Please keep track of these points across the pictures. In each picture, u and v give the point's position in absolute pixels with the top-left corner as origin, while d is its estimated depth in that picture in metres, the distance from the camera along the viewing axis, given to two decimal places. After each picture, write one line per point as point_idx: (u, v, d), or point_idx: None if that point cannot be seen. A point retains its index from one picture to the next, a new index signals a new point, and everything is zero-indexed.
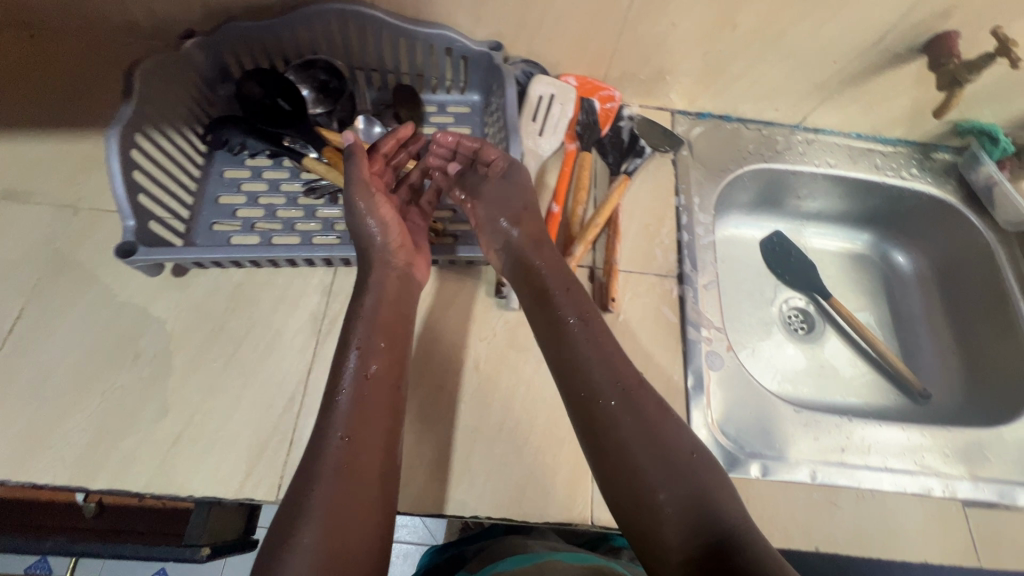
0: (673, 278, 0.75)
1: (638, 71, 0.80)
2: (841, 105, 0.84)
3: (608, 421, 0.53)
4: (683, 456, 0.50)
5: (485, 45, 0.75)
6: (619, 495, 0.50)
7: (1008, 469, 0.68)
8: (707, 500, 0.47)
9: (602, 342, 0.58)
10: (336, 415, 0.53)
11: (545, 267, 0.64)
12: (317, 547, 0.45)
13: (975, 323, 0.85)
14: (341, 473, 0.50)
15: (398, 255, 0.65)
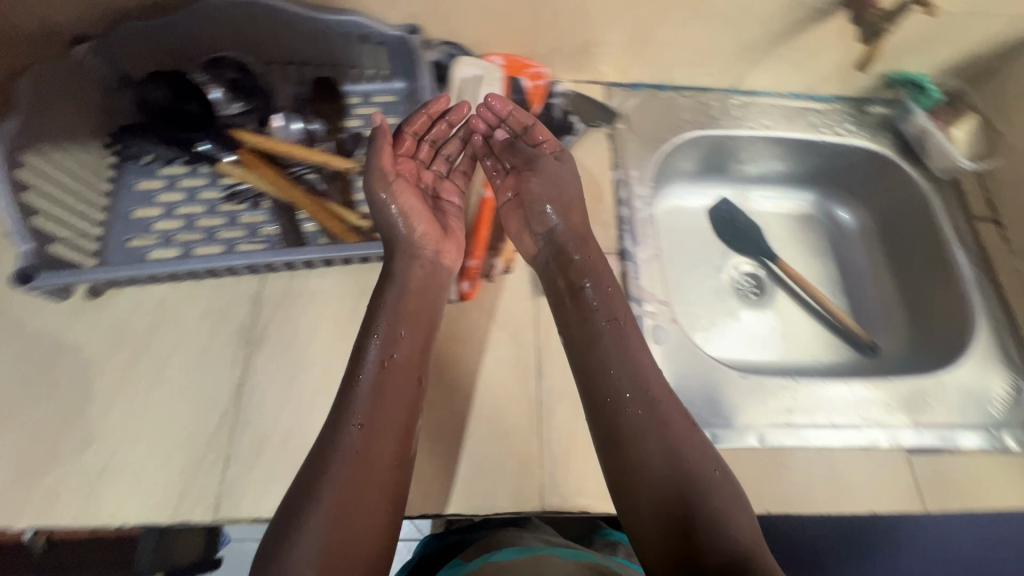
0: (614, 255, 0.74)
1: (564, 46, 0.78)
2: (771, 66, 0.83)
3: (636, 428, 0.56)
4: (705, 478, 0.53)
5: (401, 29, 0.71)
6: (635, 489, 0.54)
7: (947, 413, 0.70)
8: (720, 521, 0.51)
9: (630, 350, 0.61)
10: (354, 399, 0.55)
11: (584, 262, 0.68)
12: (321, 535, 0.47)
13: (918, 273, 0.86)
14: (355, 461, 0.51)
15: (427, 241, 0.66)
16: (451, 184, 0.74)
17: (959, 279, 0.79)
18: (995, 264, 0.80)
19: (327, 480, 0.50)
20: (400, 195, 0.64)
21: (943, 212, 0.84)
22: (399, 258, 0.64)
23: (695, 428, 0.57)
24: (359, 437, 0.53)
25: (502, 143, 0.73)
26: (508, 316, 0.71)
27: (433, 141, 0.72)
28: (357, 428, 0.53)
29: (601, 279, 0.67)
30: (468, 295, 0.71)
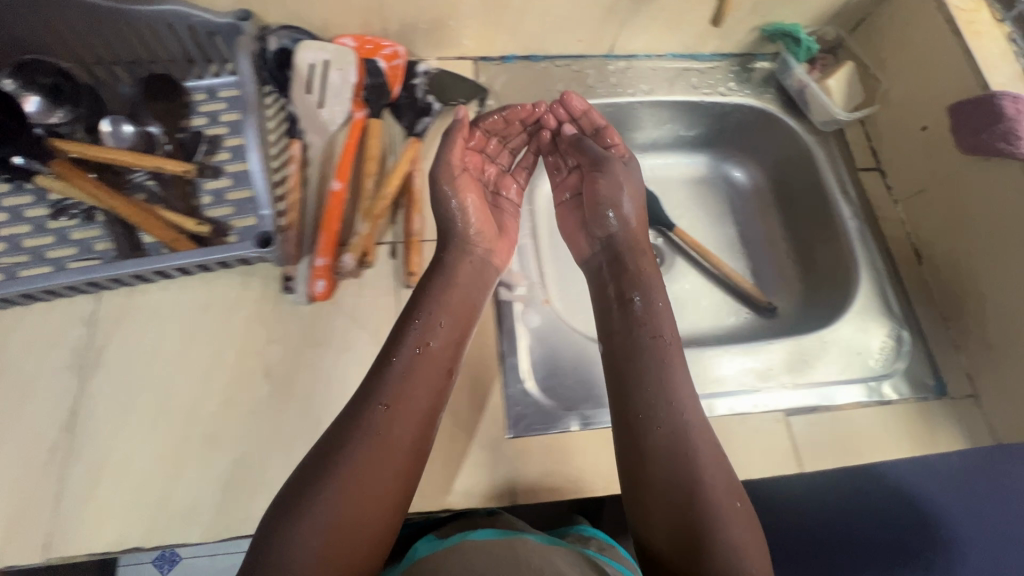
0: (483, 238, 0.72)
1: (416, 22, 0.74)
2: (642, 26, 0.79)
3: (673, 422, 0.58)
4: (726, 509, 0.53)
5: (229, 15, 0.66)
6: (653, 469, 0.55)
7: (825, 371, 0.70)
8: (732, 547, 0.51)
9: (664, 356, 0.62)
10: (398, 385, 0.56)
11: (637, 268, 0.69)
12: (328, 523, 0.48)
13: (812, 230, 0.84)
14: (379, 459, 0.52)
15: (478, 237, 0.69)
16: (513, 181, 0.78)
17: (842, 232, 0.78)
18: (878, 214, 0.79)
19: (342, 472, 0.50)
20: (462, 195, 0.68)
21: (827, 165, 0.82)
22: (453, 257, 0.66)
23: (721, 454, 0.57)
24: (394, 431, 0.53)
25: (570, 136, 0.76)
26: (368, 312, 0.65)
27: (502, 137, 0.76)
28: (387, 412, 0.54)
29: (656, 293, 0.67)
30: (320, 296, 0.64)
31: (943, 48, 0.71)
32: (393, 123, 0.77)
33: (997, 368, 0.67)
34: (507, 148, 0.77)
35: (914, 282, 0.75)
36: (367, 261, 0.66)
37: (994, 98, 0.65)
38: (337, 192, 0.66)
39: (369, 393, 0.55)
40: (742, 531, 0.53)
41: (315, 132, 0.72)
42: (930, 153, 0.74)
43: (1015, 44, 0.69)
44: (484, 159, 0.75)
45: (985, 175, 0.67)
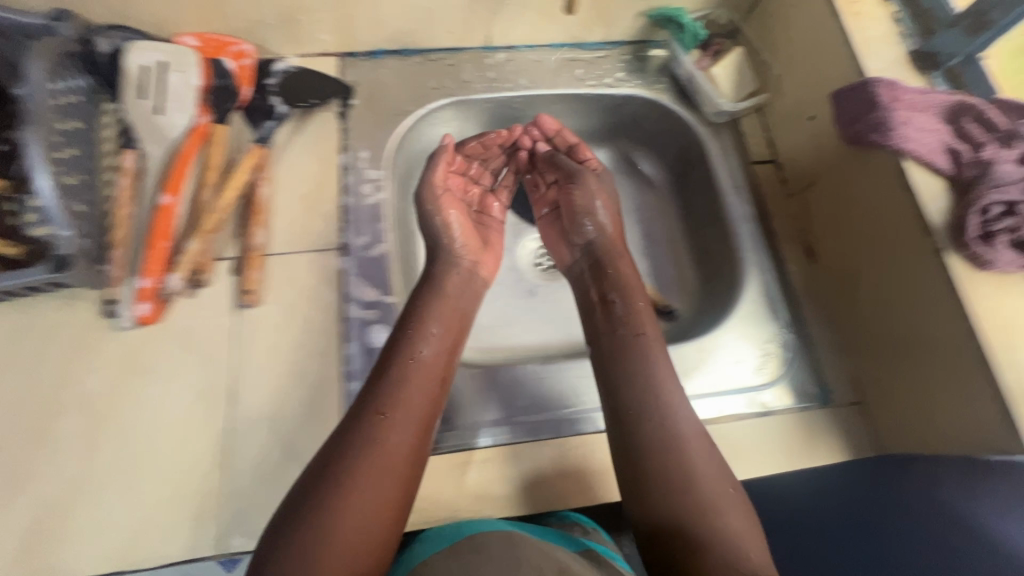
0: (336, 250, 0.66)
1: (261, 16, 0.68)
2: (514, 15, 0.73)
3: (671, 420, 0.56)
4: (719, 501, 0.51)
5: (41, 16, 0.61)
6: (657, 468, 0.53)
7: (697, 384, 0.66)
8: (730, 537, 0.48)
9: (648, 355, 0.60)
10: (392, 393, 0.53)
11: (615, 273, 0.68)
12: (315, 538, 0.44)
13: (707, 227, 0.78)
14: (377, 468, 0.49)
15: (466, 254, 0.70)
16: (494, 201, 0.79)
17: (731, 231, 0.74)
18: (770, 210, 0.74)
19: (338, 484, 0.47)
20: (443, 211, 0.70)
21: (720, 162, 0.77)
22: (438, 269, 0.68)
23: (712, 445, 0.55)
24: (389, 439, 0.50)
25: (545, 154, 0.77)
26: (201, 336, 0.61)
27: (481, 160, 0.78)
28: (384, 420, 0.51)
29: (633, 291, 0.66)
30: (146, 320, 0.60)
31: (825, 32, 0.66)
32: (246, 127, 0.71)
33: (880, 373, 0.63)
34: (487, 170, 0.79)
35: (804, 283, 0.71)
36: (201, 278, 0.62)
37: (869, 85, 0.60)
38: (165, 206, 0.62)
39: (363, 403, 0.53)
40: (745, 526, 0.50)
41: (153, 140, 0.67)
42: (818, 146, 0.69)
43: (900, 25, 0.64)
44: (466, 180, 0.76)
45: (864, 170, 0.62)
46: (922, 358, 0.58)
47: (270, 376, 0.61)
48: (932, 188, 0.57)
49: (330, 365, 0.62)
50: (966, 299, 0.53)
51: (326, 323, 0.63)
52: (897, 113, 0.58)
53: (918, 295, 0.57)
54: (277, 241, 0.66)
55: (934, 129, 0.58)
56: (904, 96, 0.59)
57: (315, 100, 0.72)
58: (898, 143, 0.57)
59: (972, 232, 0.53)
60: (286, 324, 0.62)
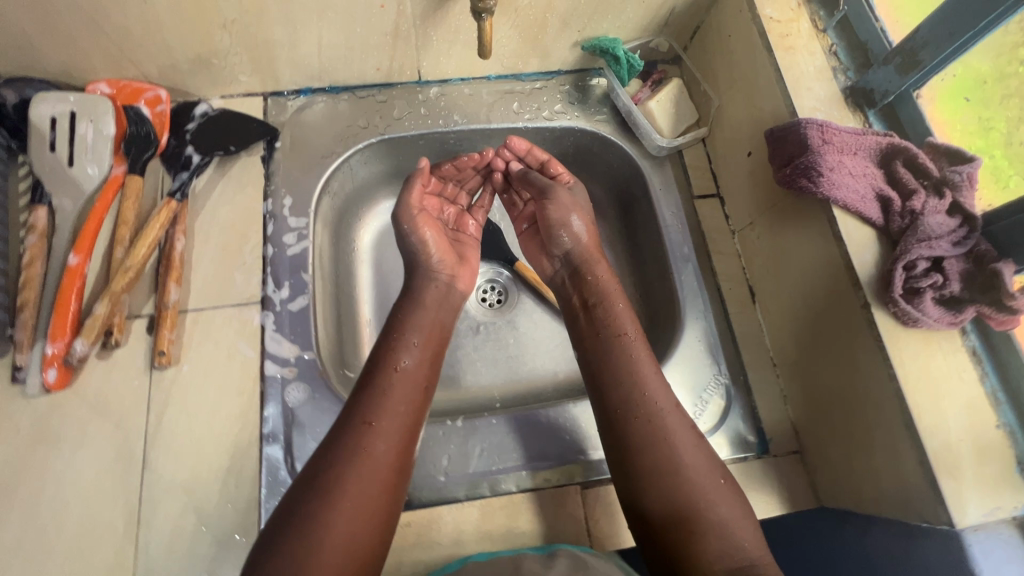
0: (256, 304, 0.64)
1: (174, 62, 0.66)
2: (442, 51, 0.71)
3: (658, 419, 0.55)
4: (713, 491, 0.52)
5: None
6: (645, 468, 0.53)
7: None
8: (722, 527, 0.50)
9: (631, 359, 0.58)
10: (377, 401, 0.53)
11: (596, 280, 0.65)
12: (312, 553, 0.44)
13: (649, 263, 0.75)
14: (368, 475, 0.49)
15: (440, 265, 0.67)
16: (472, 219, 0.76)
17: (671, 271, 0.70)
18: (711, 247, 0.72)
19: (332, 496, 0.47)
20: (416, 232, 0.67)
21: (662, 197, 0.74)
22: (418, 279, 0.66)
23: (700, 439, 0.55)
24: (379, 446, 0.50)
25: (519, 172, 0.73)
26: (113, 401, 0.59)
27: (457, 180, 0.75)
28: (372, 429, 0.51)
29: (612, 293, 0.63)
30: (54, 386, 0.58)
31: (758, 66, 0.64)
32: (166, 178, 0.68)
33: (816, 425, 0.61)
34: (463, 190, 0.76)
35: (744, 325, 0.68)
36: (112, 340, 0.60)
37: (800, 127, 0.57)
38: (72, 266, 0.60)
39: (347, 415, 0.52)
40: (734, 513, 0.51)
41: (66, 194, 0.64)
42: (756, 184, 0.67)
43: (834, 59, 0.61)
44: (440, 201, 0.73)
45: (797, 214, 0.60)
46: (853, 415, 0.55)
47: (183, 442, 0.58)
48: (860, 237, 0.54)
49: (245, 426, 0.60)
50: (893, 357, 0.50)
51: (243, 383, 0.61)
52: (827, 157, 0.55)
53: (848, 348, 0.55)
54: (194, 296, 0.64)
55: (865, 173, 0.55)
56: (835, 138, 0.56)
57: (235, 147, 0.69)
58: (826, 190, 0.54)
59: (897, 289, 0.50)
60: (201, 385, 0.60)
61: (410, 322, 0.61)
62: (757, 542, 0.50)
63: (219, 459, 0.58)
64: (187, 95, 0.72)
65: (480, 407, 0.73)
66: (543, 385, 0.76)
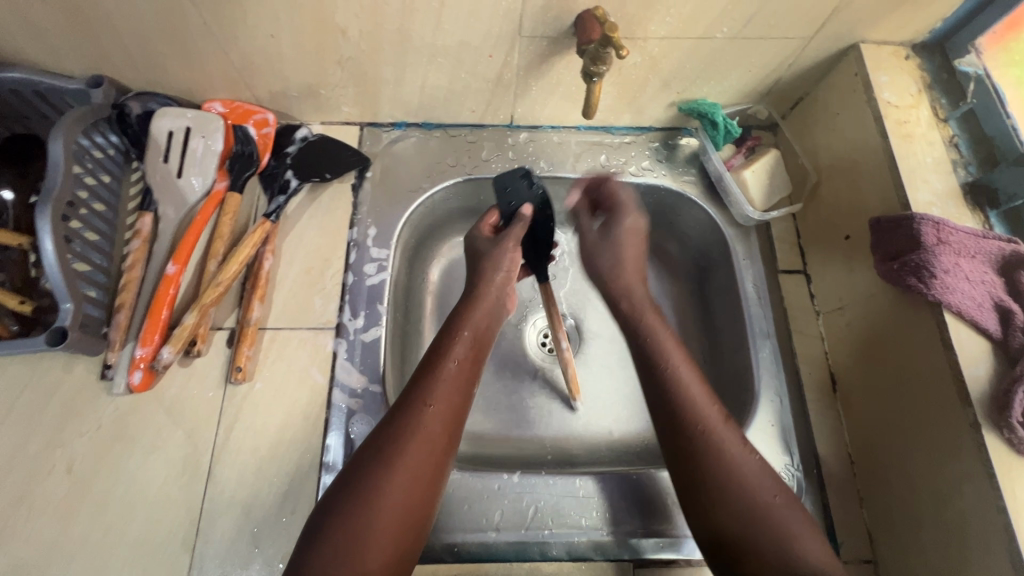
0: (331, 330, 0.66)
1: (285, 89, 0.69)
2: (539, 99, 0.71)
3: (717, 437, 0.51)
4: (776, 514, 0.48)
5: (81, 81, 0.63)
6: (709, 481, 0.50)
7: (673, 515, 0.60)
8: (778, 544, 0.47)
9: (679, 384, 0.55)
10: (433, 385, 0.53)
11: (630, 305, 0.64)
12: (361, 515, 0.45)
13: (721, 333, 0.73)
14: (416, 460, 0.49)
15: (502, 262, 0.65)
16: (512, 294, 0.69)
17: (748, 346, 0.67)
18: (793, 326, 0.68)
19: (383, 477, 0.47)
20: (506, 244, 0.66)
21: (745, 268, 0.70)
22: (478, 287, 0.64)
23: (755, 450, 0.52)
24: (430, 430, 0.50)
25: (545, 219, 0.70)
26: (187, 409, 0.61)
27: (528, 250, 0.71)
28: (428, 413, 0.51)
29: (657, 326, 0.60)
30: (137, 388, 0.60)
31: (868, 149, 0.62)
32: (262, 197, 0.72)
33: (896, 534, 0.56)
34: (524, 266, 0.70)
35: (823, 416, 0.64)
36: (195, 350, 0.62)
37: (912, 222, 0.54)
38: (168, 276, 0.62)
39: (406, 399, 0.52)
40: (794, 531, 0.47)
41: (170, 203, 0.67)
42: (851, 269, 0.64)
43: (953, 152, 0.59)
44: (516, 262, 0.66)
45: (899, 313, 0.56)
46: (943, 535, 0.51)
47: (248, 457, 0.60)
48: (972, 348, 0.50)
49: (306, 452, 0.60)
50: (1003, 486, 0.46)
51: (310, 409, 0.62)
52: (941, 258, 0.52)
53: (947, 467, 0.51)
54: (274, 315, 0.66)
55: (982, 280, 0.52)
56: (952, 238, 0.53)
57: (330, 175, 0.72)
58: (939, 294, 0.51)
59: (1015, 414, 0.46)
60: (270, 405, 0.62)
61: (470, 315, 0.61)
62: (822, 557, 0.46)
63: (276, 483, 0.59)
64: (290, 119, 0.75)
65: (534, 462, 0.70)
66: (597, 444, 0.73)
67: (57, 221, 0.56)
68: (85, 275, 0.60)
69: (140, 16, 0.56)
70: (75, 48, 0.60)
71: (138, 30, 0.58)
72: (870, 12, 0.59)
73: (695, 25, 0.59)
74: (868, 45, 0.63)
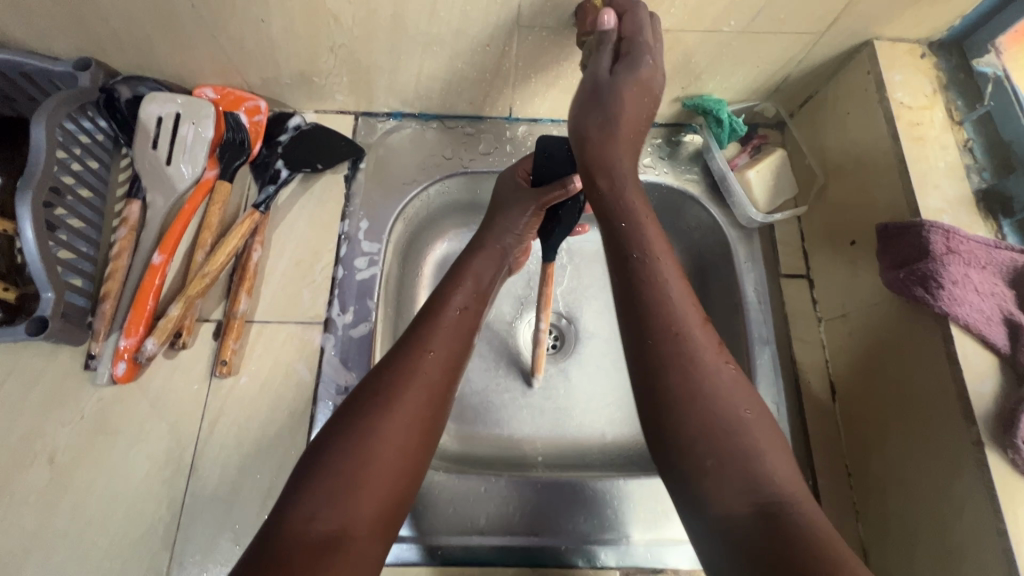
0: (319, 324, 0.65)
1: (278, 76, 0.67)
2: (539, 92, 0.69)
3: (685, 340, 0.45)
4: (739, 420, 0.42)
5: (69, 64, 0.61)
6: (668, 382, 0.44)
7: (657, 523, 0.59)
8: (745, 460, 0.41)
9: (656, 280, 0.48)
10: (432, 331, 0.52)
11: (610, 179, 0.52)
12: (357, 454, 0.43)
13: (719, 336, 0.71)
14: (416, 402, 0.47)
15: (516, 224, 0.65)
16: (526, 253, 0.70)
17: (746, 352, 0.65)
18: (793, 333, 0.66)
19: (379, 417, 0.45)
20: (528, 204, 0.65)
21: (747, 272, 0.68)
22: (486, 236, 0.64)
23: (729, 360, 0.46)
24: (429, 373, 0.49)
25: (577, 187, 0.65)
26: (171, 402, 0.60)
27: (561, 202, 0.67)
28: (428, 356, 0.50)
29: (639, 209, 0.52)
30: (120, 380, 0.59)
31: (879, 152, 0.59)
32: (253, 186, 0.70)
33: (888, 548, 0.55)
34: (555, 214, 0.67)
35: (821, 426, 0.62)
36: (180, 342, 0.61)
37: (921, 229, 0.51)
38: (154, 265, 0.61)
39: (404, 342, 0.51)
40: (763, 447, 0.41)
41: (159, 191, 0.65)
42: (856, 276, 0.61)
43: (966, 157, 0.56)
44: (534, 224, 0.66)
45: (904, 324, 0.54)
46: (937, 552, 0.50)
47: (231, 451, 0.59)
48: (979, 363, 0.49)
49: (290, 448, 0.59)
50: (1005, 508, 0.44)
51: (295, 404, 0.61)
52: (950, 268, 0.50)
53: (947, 485, 0.49)
54: (262, 308, 0.65)
55: (992, 292, 0.50)
56: (962, 247, 0.51)
57: (322, 166, 0.70)
58: (946, 305, 0.49)
59: (1020, 434, 0.44)
60: (255, 399, 0.61)
61: (471, 266, 0.61)
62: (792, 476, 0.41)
63: (259, 479, 0.58)
64: (284, 106, 0.73)
65: (525, 464, 0.69)
66: (589, 446, 0.72)
67: (38, 208, 0.55)
68: (68, 263, 0.59)
69: None
70: (62, 29, 0.58)
71: (125, 12, 0.56)
72: (887, 7, 0.56)
73: (703, 17, 0.56)
74: (883, 41, 0.61)
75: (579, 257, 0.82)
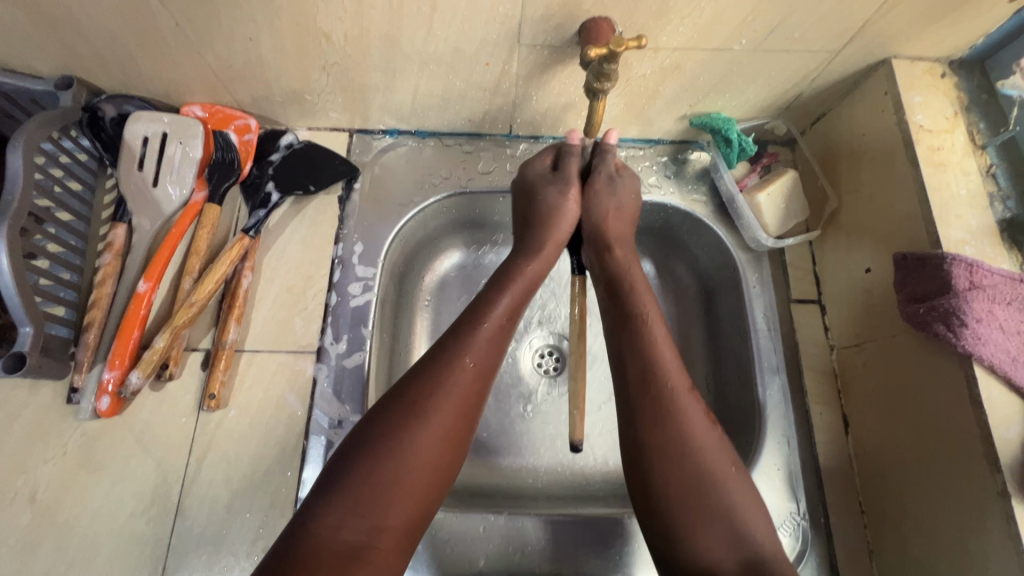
0: (311, 353, 0.62)
1: (268, 95, 0.64)
2: (540, 109, 0.66)
3: (673, 405, 0.47)
4: (721, 472, 0.44)
5: (49, 83, 0.59)
6: (652, 439, 0.46)
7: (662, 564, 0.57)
8: (730, 512, 0.43)
9: (645, 337, 0.51)
10: (472, 338, 0.49)
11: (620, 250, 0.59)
12: (386, 475, 0.41)
13: (725, 361, 0.67)
14: (448, 419, 0.44)
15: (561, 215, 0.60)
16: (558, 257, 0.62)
17: (755, 380, 0.62)
18: (804, 363, 0.63)
19: (412, 431, 0.43)
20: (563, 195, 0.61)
21: (756, 296, 0.65)
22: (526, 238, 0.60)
23: (717, 426, 0.47)
24: (467, 385, 0.46)
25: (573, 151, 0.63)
26: (158, 436, 0.58)
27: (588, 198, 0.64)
28: (465, 367, 0.47)
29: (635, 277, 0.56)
30: (104, 414, 0.56)
31: (896, 178, 0.57)
32: (243, 208, 0.68)
33: None
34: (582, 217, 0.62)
35: (833, 461, 0.59)
36: (167, 372, 0.58)
37: (942, 262, 0.49)
38: (141, 293, 0.58)
39: (444, 350, 0.48)
40: (745, 500, 0.44)
41: (146, 213, 0.63)
42: (872, 306, 0.59)
43: (989, 184, 0.54)
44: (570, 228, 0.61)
45: (923, 359, 0.52)
46: None
47: (219, 490, 0.57)
48: (1005, 407, 0.46)
49: (281, 486, 0.57)
50: None
51: (287, 438, 0.59)
52: (973, 305, 0.48)
53: (973, 531, 0.47)
54: (252, 336, 0.62)
55: (1018, 331, 0.48)
56: (986, 282, 0.48)
57: (314, 187, 0.68)
58: (970, 345, 0.47)
59: None
60: (244, 433, 0.59)
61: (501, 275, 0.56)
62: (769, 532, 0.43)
63: (248, 519, 0.56)
64: (275, 124, 0.70)
65: (524, 494, 0.67)
66: (592, 475, 0.69)
67: (15, 237, 0.52)
68: (47, 291, 0.56)
69: (107, 17, 0.52)
70: (39, 48, 0.55)
71: (106, 31, 0.53)
72: (907, 25, 0.53)
73: (712, 36, 0.53)
74: (901, 60, 0.58)
75: (556, 282, 0.78)
